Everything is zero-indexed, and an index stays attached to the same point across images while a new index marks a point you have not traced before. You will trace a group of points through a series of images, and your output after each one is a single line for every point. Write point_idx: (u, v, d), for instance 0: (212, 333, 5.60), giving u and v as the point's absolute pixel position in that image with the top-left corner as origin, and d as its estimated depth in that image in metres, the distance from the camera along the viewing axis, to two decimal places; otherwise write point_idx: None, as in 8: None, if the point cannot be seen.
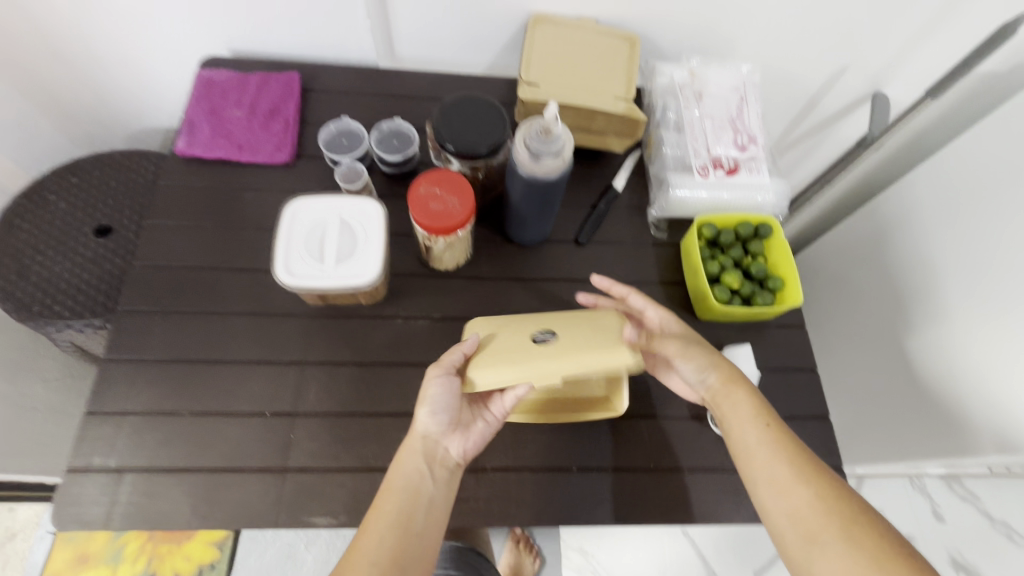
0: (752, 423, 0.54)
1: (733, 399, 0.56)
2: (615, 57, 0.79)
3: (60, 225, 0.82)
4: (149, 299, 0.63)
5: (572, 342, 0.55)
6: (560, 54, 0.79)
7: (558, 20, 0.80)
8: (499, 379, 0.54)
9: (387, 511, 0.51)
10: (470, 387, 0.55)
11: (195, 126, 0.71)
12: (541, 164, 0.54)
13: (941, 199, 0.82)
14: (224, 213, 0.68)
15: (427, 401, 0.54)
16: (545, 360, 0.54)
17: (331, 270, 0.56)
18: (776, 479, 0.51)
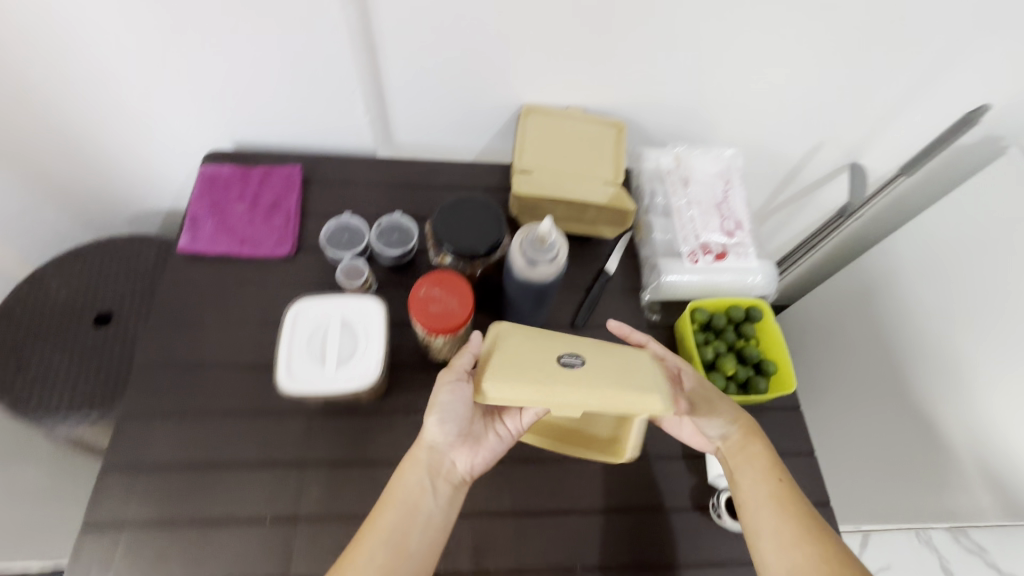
0: (753, 467, 0.57)
1: (750, 455, 0.58)
2: (603, 144, 0.83)
3: (61, 314, 0.82)
4: (149, 400, 0.63)
5: (599, 374, 0.52)
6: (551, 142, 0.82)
7: (548, 110, 0.84)
8: (511, 396, 0.50)
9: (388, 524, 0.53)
10: (481, 397, 0.51)
11: (198, 222, 0.74)
12: (535, 270, 0.55)
13: (940, 254, 0.87)
14: (225, 308, 0.69)
15: (438, 412, 0.55)
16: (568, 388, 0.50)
17: (334, 371, 0.58)
18: (776, 533, 0.53)
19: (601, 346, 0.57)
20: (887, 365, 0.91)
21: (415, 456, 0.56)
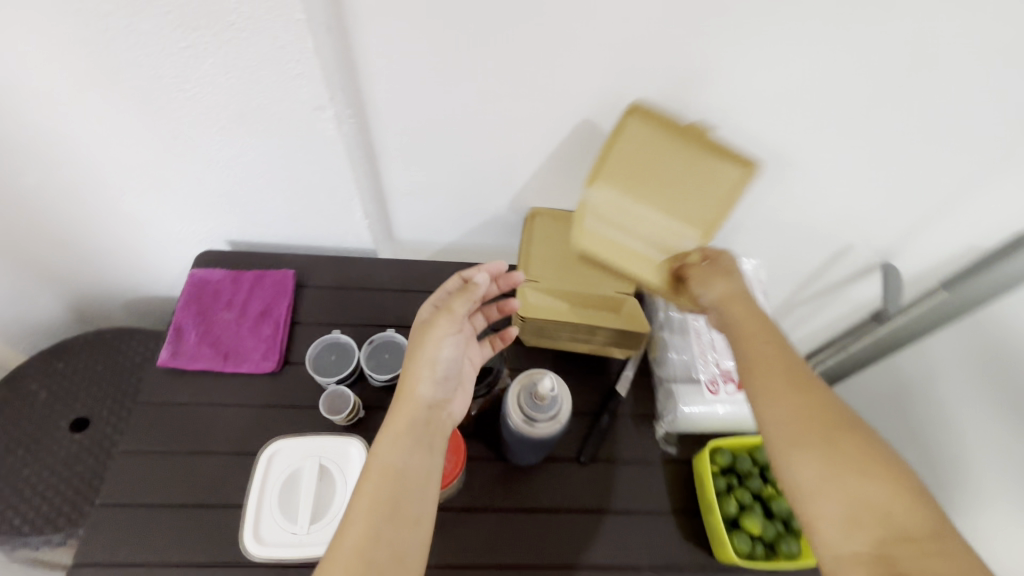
0: (783, 368, 0.51)
1: (779, 390, 0.50)
2: None
3: (38, 418, 0.78)
4: (104, 544, 0.57)
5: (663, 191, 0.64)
6: (558, 247, 0.76)
7: (555, 212, 0.79)
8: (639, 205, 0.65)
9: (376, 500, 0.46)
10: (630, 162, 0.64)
11: (182, 333, 0.70)
12: (535, 428, 0.49)
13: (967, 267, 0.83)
14: (199, 433, 0.64)
15: (434, 359, 0.53)
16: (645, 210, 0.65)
17: (308, 532, 0.52)
18: (810, 431, 0.48)
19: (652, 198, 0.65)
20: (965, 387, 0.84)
21: (402, 408, 0.51)
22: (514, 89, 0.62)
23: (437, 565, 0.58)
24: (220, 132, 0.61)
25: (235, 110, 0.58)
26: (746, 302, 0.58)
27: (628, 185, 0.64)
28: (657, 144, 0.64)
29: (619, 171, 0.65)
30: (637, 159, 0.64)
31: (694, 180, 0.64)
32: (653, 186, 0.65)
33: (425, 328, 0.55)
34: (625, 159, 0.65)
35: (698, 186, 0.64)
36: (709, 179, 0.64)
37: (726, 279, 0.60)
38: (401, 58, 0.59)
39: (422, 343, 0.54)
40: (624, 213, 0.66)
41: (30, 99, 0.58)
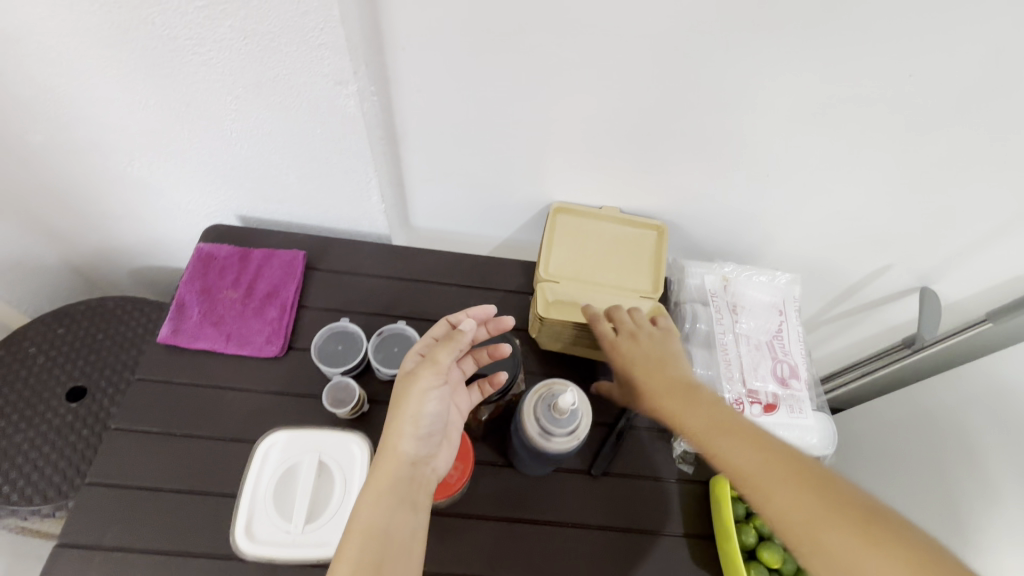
0: (758, 455, 0.46)
1: (762, 475, 0.45)
2: (640, 250, 0.74)
3: (35, 383, 0.76)
4: (93, 524, 0.55)
5: (616, 242, 0.74)
6: (580, 248, 0.73)
7: (581, 209, 0.75)
8: (593, 245, 0.73)
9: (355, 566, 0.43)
10: (588, 216, 0.74)
11: (185, 309, 0.67)
12: (549, 442, 0.46)
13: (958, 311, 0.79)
14: (196, 416, 0.61)
15: (421, 418, 0.50)
16: (602, 245, 0.74)
17: (303, 532, 0.49)
18: (794, 520, 0.42)
19: (604, 240, 0.74)
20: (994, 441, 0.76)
21: (385, 468, 0.48)
22: (550, 76, 0.58)
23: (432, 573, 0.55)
24: (236, 103, 0.58)
25: (251, 78, 0.55)
26: (669, 368, 0.57)
27: (573, 264, 0.72)
28: (584, 228, 0.75)
29: (563, 250, 0.72)
30: (573, 242, 0.73)
31: (622, 246, 0.74)
32: (593, 261, 0.73)
33: (406, 384, 0.51)
34: (565, 245, 0.73)
35: (626, 253, 0.73)
36: (636, 247, 0.74)
37: (649, 351, 0.59)
38: (430, 33, 0.55)
39: (404, 400, 0.50)
40: (580, 284, 0.70)
41: (36, 53, 0.54)
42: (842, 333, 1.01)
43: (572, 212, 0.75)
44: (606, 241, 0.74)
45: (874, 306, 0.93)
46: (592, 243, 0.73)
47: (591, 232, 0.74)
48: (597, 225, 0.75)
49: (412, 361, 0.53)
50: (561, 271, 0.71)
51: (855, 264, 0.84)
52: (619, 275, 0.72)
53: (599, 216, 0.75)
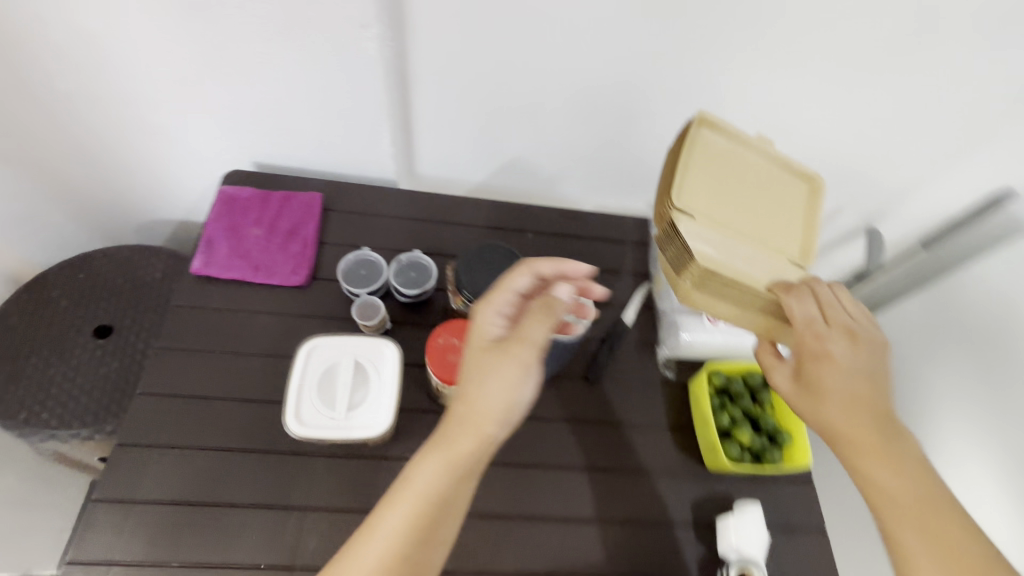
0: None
1: (895, 461, 0.48)
2: (790, 204, 0.60)
3: (62, 324, 0.80)
4: (148, 428, 0.61)
5: (767, 189, 0.59)
6: (721, 183, 0.58)
7: (726, 125, 0.58)
8: (740, 185, 0.59)
9: (397, 532, 0.44)
10: (735, 138, 0.59)
11: (214, 244, 0.72)
12: (555, 328, 0.55)
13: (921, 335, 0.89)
14: (233, 337, 0.67)
15: (515, 394, 0.50)
16: (750, 188, 0.59)
17: (346, 417, 0.56)
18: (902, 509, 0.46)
19: (749, 177, 0.59)
20: None
21: (460, 443, 0.48)
22: (547, 26, 0.66)
23: None
24: (267, 47, 0.64)
25: (281, 22, 0.61)
26: (870, 368, 0.50)
27: (711, 199, 0.57)
28: (727, 153, 0.59)
29: (704, 182, 0.57)
30: (714, 174, 0.58)
31: (772, 193, 0.60)
32: (738, 199, 0.58)
33: (495, 357, 0.50)
34: (705, 174, 0.57)
35: (775, 206, 0.59)
36: (783, 196, 0.60)
37: (861, 352, 0.50)
38: None
39: (490, 375, 0.50)
40: (712, 222, 0.56)
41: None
42: None
43: (716, 130, 0.59)
44: (758, 184, 0.59)
45: (829, 248, 1.04)
46: (739, 184, 0.59)
47: (734, 164, 0.59)
48: (744, 155, 0.59)
49: (494, 327, 0.53)
50: (699, 202, 0.56)
51: None
52: (762, 228, 0.58)
53: (750, 146, 0.59)
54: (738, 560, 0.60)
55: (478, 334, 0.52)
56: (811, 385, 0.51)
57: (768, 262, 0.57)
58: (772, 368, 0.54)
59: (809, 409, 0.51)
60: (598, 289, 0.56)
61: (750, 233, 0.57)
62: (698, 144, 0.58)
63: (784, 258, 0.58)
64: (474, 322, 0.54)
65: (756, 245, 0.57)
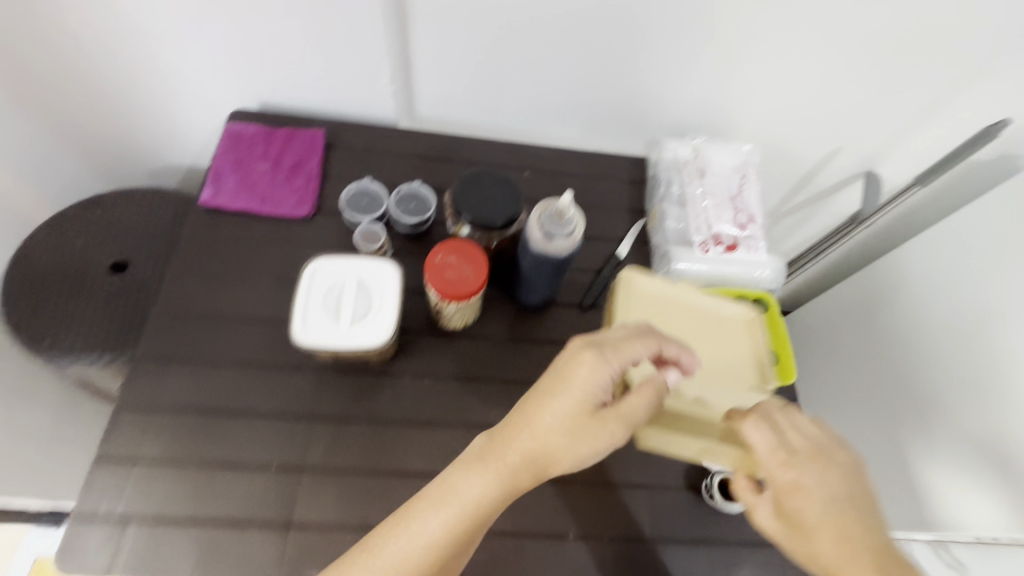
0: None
1: (844, 539, 0.47)
2: (736, 340, 0.68)
3: (80, 259, 0.83)
4: (164, 344, 0.64)
5: (706, 323, 0.68)
6: (662, 325, 0.67)
7: (654, 280, 0.68)
8: (678, 312, 0.68)
9: (435, 541, 0.46)
10: (660, 285, 0.68)
11: (222, 178, 0.75)
12: (552, 243, 0.57)
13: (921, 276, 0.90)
14: (243, 263, 0.70)
15: (593, 454, 0.49)
16: (688, 319, 0.68)
17: (349, 330, 0.59)
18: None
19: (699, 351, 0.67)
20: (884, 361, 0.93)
21: (517, 479, 0.48)
22: None
23: (452, 379, 0.67)
24: None
25: None
26: (830, 465, 0.51)
27: None
28: (665, 306, 0.68)
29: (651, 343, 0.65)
30: (654, 320, 0.67)
31: (715, 336, 0.68)
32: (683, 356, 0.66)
33: (583, 431, 0.48)
34: (645, 317, 0.67)
35: (720, 342, 0.67)
36: (727, 338, 0.68)
37: (820, 474, 0.50)
38: None
39: (575, 441, 0.48)
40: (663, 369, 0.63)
41: None
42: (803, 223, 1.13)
43: (648, 279, 0.69)
44: (696, 311, 0.68)
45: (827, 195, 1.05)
46: (675, 313, 0.68)
47: (668, 307, 0.68)
48: (669, 289, 0.69)
49: (597, 393, 0.48)
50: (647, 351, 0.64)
51: (810, 148, 0.95)
52: (701, 342, 0.67)
53: (683, 292, 0.68)
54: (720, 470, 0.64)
55: (563, 376, 0.49)
56: (792, 514, 0.50)
57: (725, 394, 0.64)
58: (745, 491, 0.54)
59: (792, 537, 0.50)
60: (676, 374, 0.54)
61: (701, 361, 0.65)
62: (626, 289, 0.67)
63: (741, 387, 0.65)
64: (566, 363, 0.50)
65: (714, 384, 0.65)
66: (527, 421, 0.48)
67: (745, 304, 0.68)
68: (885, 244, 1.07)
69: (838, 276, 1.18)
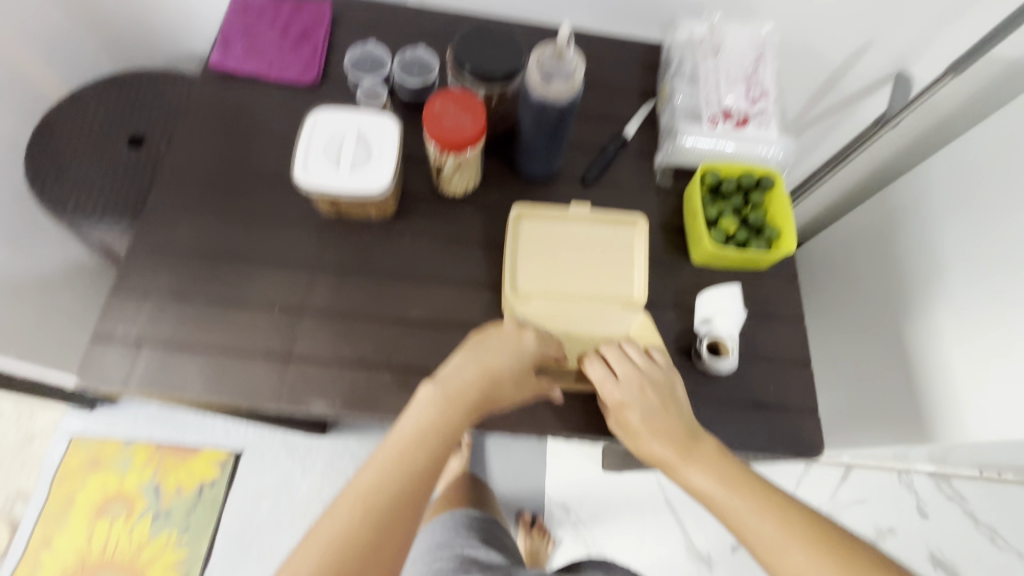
0: (799, 547, 0.46)
1: (680, 442, 0.53)
2: (623, 255, 0.64)
3: (99, 133, 0.85)
4: (176, 194, 0.67)
5: (593, 245, 0.65)
6: (550, 258, 0.64)
7: (544, 210, 0.64)
8: (564, 242, 0.64)
9: (429, 473, 0.48)
10: (546, 215, 0.64)
11: (229, 43, 0.75)
12: (550, 87, 0.57)
13: (946, 177, 0.85)
14: (252, 123, 0.71)
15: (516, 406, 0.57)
16: (575, 247, 0.64)
17: (348, 176, 0.60)
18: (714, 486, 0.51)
19: (584, 277, 0.64)
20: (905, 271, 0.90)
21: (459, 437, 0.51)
22: None
23: (450, 240, 0.68)
24: None
25: None
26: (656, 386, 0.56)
27: (546, 277, 0.63)
28: (550, 231, 0.65)
29: (536, 277, 0.63)
30: (539, 252, 0.64)
31: (601, 260, 0.64)
32: (567, 284, 0.63)
33: (527, 386, 0.55)
34: (531, 252, 0.64)
35: (606, 263, 0.64)
36: (616, 255, 0.65)
37: (646, 389, 0.55)
38: None
39: (521, 391, 0.55)
40: (555, 303, 0.62)
41: None
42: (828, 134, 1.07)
43: (537, 210, 0.64)
44: (585, 237, 0.64)
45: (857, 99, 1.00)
46: (560, 241, 0.64)
47: (553, 235, 0.64)
48: (558, 217, 0.65)
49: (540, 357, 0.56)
50: (532, 287, 0.62)
51: (835, 41, 0.90)
52: (601, 269, 0.64)
53: (569, 217, 0.64)
54: (705, 332, 0.65)
55: (514, 343, 0.55)
56: (631, 427, 0.55)
57: (602, 315, 0.63)
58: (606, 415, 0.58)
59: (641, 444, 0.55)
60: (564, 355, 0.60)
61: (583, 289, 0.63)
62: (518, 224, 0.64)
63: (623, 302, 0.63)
64: (510, 334, 0.56)
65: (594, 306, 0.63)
66: (483, 371, 0.53)
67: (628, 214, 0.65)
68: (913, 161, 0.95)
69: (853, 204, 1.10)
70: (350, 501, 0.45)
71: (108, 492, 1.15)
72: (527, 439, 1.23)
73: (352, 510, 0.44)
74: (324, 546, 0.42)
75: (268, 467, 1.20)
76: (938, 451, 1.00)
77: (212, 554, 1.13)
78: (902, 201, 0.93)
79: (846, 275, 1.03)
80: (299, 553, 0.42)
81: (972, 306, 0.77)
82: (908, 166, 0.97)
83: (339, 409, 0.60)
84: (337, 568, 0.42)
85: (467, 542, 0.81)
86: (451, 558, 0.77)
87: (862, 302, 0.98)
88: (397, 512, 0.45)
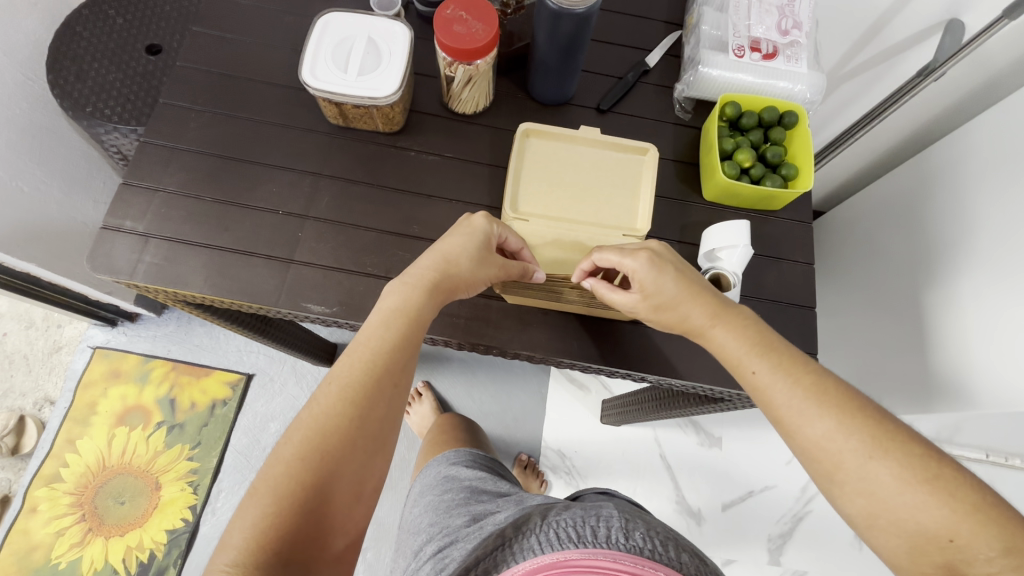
0: (821, 413, 0.43)
1: (696, 314, 0.51)
2: (630, 181, 0.64)
3: (116, 39, 0.83)
4: (188, 96, 0.67)
5: (598, 170, 0.65)
6: (554, 180, 0.64)
7: (554, 130, 0.65)
8: (570, 165, 0.65)
9: (399, 353, 0.48)
10: (551, 137, 0.65)
11: None
12: None
13: (985, 137, 0.79)
14: (264, 29, 0.71)
15: (472, 286, 0.55)
16: (579, 171, 0.65)
17: (355, 80, 0.59)
18: (737, 354, 0.48)
19: (586, 198, 0.63)
20: (928, 232, 0.85)
21: (424, 320, 0.50)
22: None
23: (461, 159, 0.68)
24: None
25: None
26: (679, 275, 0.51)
27: (549, 198, 0.63)
28: (557, 153, 0.65)
29: (539, 195, 0.63)
30: (545, 171, 0.64)
31: (605, 184, 0.64)
32: (568, 206, 0.63)
33: (491, 264, 0.54)
34: (535, 173, 0.64)
35: (610, 187, 0.64)
36: (622, 181, 0.64)
37: (659, 288, 0.51)
38: None
39: (482, 273, 0.54)
40: (554, 222, 0.61)
41: None
42: (864, 91, 0.98)
43: (547, 131, 0.65)
44: (590, 161, 0.65)
45: (894, 55, 0.89)
46: (567, 164, 0.65)
47: (559, 157, 0.65)
48: (565, 142, 0.65)
49: (497, 237, 0.55)
50: (533, 205, 0.62)
51: None
52: (602, 197, 0.64)
53: (579, 139, 0.65)
54: (709, 268, 0.63)
55: (466, 228, 0.54)
56: (649, 292, 0.51)
57: (602, 239, 0.61)
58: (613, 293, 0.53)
59: (664, 308, 0.52)
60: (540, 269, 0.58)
61: (584, 211, 0.63)
62: (524, 147, 0.65)
63: (622, 229, 0.62)
64: (462, 221, 0.55)
65: (593, 229, 0.62)
66: (440, 256, 0.52)
67: (636, 142, 0.65)
68: (961, 118, 0.88)
69: (886, 165, 1.05)
70: (328, 388, 0.45)
71: (126, 401, 1.17)
72: (529, 383, 1.23)
73: (328, 394, 0.45)
74: (304, 428, 0.43)
75: (277, 392, 1.21)
76: (948, 425, 0.97)
77: (221, 468, 1.14)
78: (940, 159, 0.87)
79: (871, 235, 0.99)
80: (283, 441, 0.43)
81: (999, 272, 0.72)
82: (953, 125, 0.90)
83: (335, 313, 0.61)
84: (318, 445, 0.42)
85: (476, 474, 0.72)
86: (460, 488, 0.68)
87: (887, 262, 0.94)
88: (371, 393, 0.45)
